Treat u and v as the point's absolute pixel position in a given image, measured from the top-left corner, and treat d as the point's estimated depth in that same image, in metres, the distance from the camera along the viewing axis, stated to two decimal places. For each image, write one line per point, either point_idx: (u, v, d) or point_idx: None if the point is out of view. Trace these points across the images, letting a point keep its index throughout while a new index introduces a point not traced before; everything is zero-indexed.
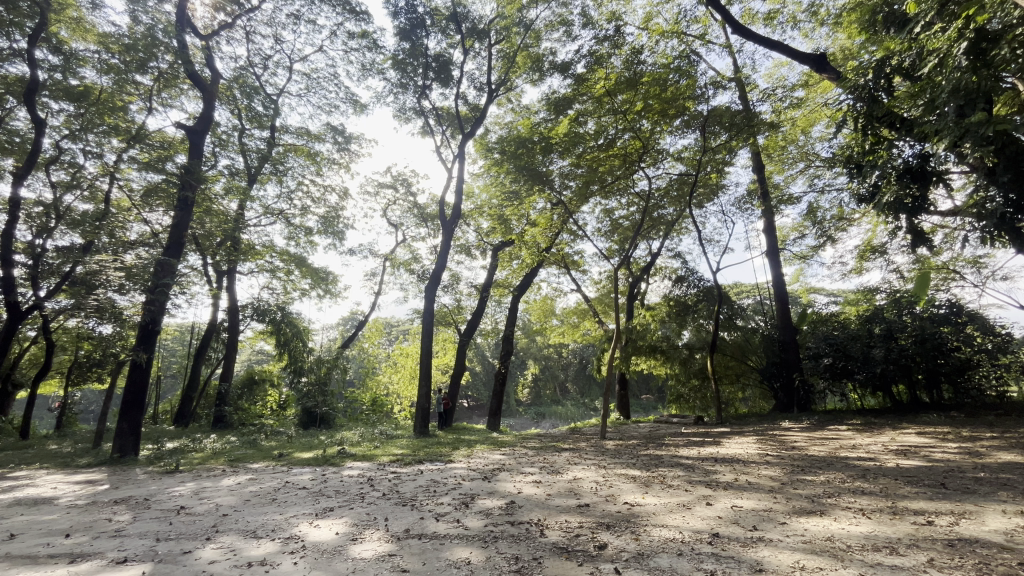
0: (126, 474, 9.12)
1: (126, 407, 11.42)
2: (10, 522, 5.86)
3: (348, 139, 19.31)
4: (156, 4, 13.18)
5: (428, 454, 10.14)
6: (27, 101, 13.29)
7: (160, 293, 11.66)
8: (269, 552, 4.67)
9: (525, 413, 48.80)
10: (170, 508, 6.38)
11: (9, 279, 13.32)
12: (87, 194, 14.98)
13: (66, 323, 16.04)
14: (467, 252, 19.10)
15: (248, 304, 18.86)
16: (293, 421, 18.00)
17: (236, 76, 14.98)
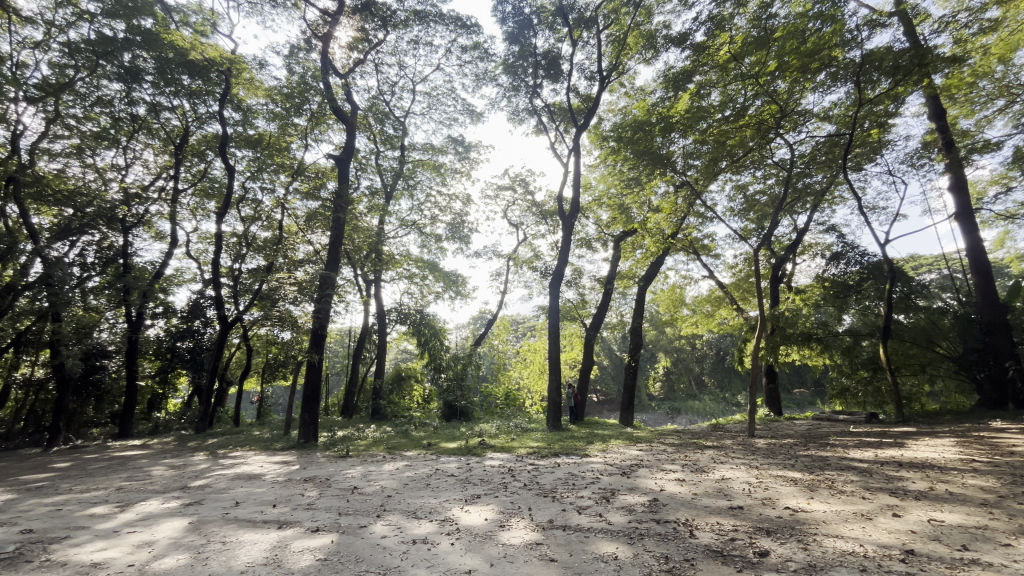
0: (310, 457, 10.78)
1: (305, 400, 13.43)
2: (235, 492, 7.30)
3: (467, 147, 20.36)
4: (305, 55, 15.30)
5: (563, 447, 10.26)
6: (220, 152, 16.37)
7: (325, 302, 13.53)
8: (429, 532, 5.11)
9: (659, 409, 46.81)
10: (346, 488, 7.38)
11: (219, 298, 16.56)
12: (266, 223, 17.96)
13: (258, 332, 19.39)
14: (588, 245, 18.89)
15: (393, 308, 20.95)
16: (437, 414, 19.56)
17: (370, 105, 16.75)
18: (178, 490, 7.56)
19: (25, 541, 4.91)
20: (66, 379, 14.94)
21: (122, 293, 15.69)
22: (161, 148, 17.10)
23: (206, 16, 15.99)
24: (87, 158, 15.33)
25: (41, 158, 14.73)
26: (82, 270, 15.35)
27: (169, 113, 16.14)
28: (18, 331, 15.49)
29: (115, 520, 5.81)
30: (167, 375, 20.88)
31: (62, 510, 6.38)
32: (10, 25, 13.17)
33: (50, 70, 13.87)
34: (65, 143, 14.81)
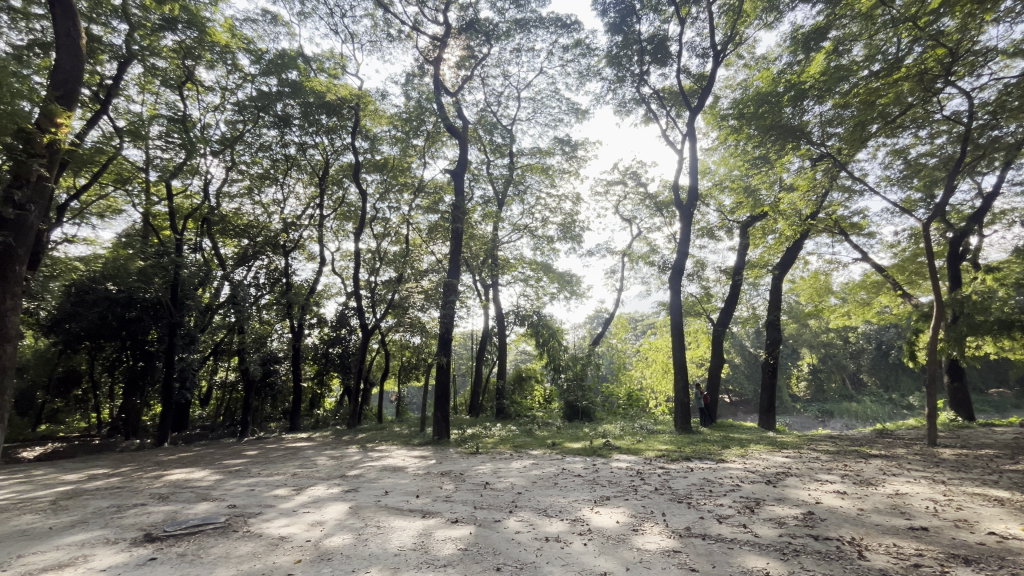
0: (445, 453, 11.55)
1: (437, 400, 14.42)
2: (383, 482, 8.12)
3: (574, 146, 20.25)
4: (420, 80, 16.55)
5: (695, 451, 9.63)
6: (355, 179, 18.40)
7: (449, 307, 14.42)
8: (561, 530, 5.15)
9: (805, 411, 41.70)
10: (479, 483, 7.77)
11: (360, 309, 18.57)
12: (395, 238, 19.73)
13: (393, 337, 21.33)
14: (711, 235, 17.56)
15: (511, 311, 21.60)
16: (560, 414, 19.68)
17: (479, 118, 17.48)
18: (338, 478, 8.62)
19: (231, 514, 5.98)
20: (250, 381, 17.92)
21: (286, 308, 18.39)
22: (309, 181, 19.73)
23: (337, 60, 18.11)
24: (256, 195, 18.31)
25: (224, 200, 17.94)
26: (256, 290, 18.26)
27: (313, 150, 18.55)
28: (215, 342, 18.94)
29: (293, 501, 6.82)
30: (323, 377, 23.98)
31: (254, 490, 7.66)
32: (199, 95, 16.26)
33: (226, 126, 16.82)
34: (240, 185, 17.83)
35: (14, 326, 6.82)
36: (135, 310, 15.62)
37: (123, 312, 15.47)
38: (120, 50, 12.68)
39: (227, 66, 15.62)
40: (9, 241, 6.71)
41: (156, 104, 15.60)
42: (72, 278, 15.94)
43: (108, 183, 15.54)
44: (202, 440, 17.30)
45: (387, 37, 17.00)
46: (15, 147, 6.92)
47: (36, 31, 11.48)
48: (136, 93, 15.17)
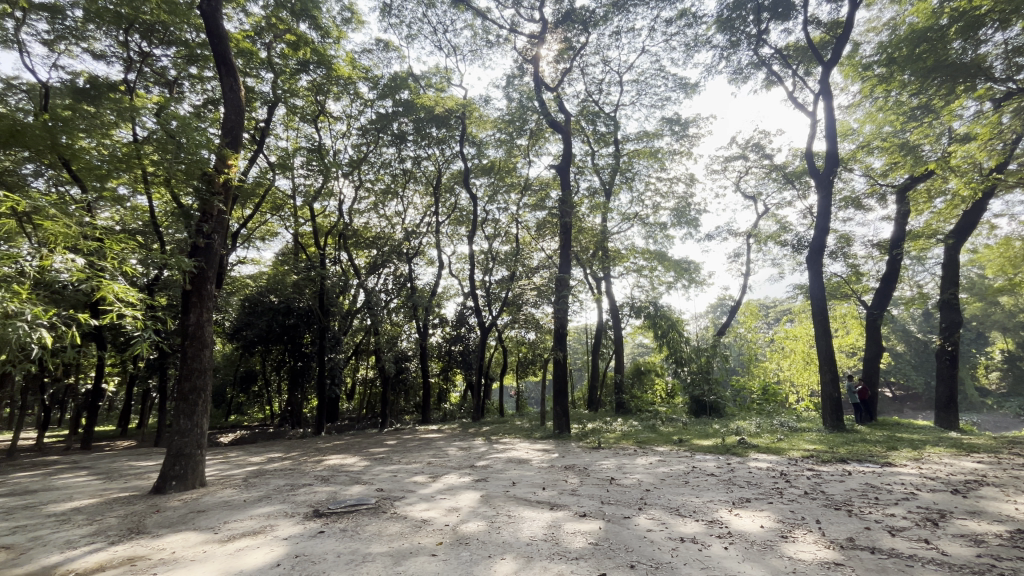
0: (567, 447, 11.59)
1: (556, 394, 14.52)
2: (510, 473, 8.41)
3: (685, 124, 18.98)
4: (521, 81, 16.81)
5: (853, 452, 8.45)
6: (465, 185, 19.31)
7: (562, 302, 14.45)
8: (697, 532, 4.86)
9: (1000, 408, 34.22)
10: (605, 478, 7.66)
11: (477, 308, 19.42)
12: (505, 238, 20.31)
13: (509, 334, 21.96)
14: (858, 204, 15.24)
15: (625, 303, 20.96)
16: (685, 409, 18.65)
17: (581, 109, 17.22)
18: (468, 468, 9.13)
19: (380, 497, 6.64)
20: (386, 378, 19.78)
21: (412, 310, 19.98)
22: (425, 191, 21.16)
23: (443, 75, 19.18)
24: (381, 209, 20.18)
25: (355, 216, 20.03)
26: (387, 295, 20.09)
27: (427, 162, 19.83)
28: (356, 344, 21.29)
29: (431, 487, 7.38)
30: (448, 373, 25.57)
31: (397, 476, 8.45)
32: (330, 125, 18.34)
33: (353, 150, 18.74)
34: (367, 202, 19.79)
35: (210, 333, 8.31)
36: (293, 317, 18.22)
37: (284, 319, 18.14)
38: (269, 96, 14.78)
39: (350, 95, 17.38)
40: (201, 265, 8.21)
41: (297, 138, 17.94)
42: (245, 292, 19.00)
43: (267, 211, 18.27)
44: (351, 430, 19.57)
45: (486, 43, 17.55)
46: (201, 188, 8.47)
47: (208, 90, 13.88)
48: (282, 131, 17.57)
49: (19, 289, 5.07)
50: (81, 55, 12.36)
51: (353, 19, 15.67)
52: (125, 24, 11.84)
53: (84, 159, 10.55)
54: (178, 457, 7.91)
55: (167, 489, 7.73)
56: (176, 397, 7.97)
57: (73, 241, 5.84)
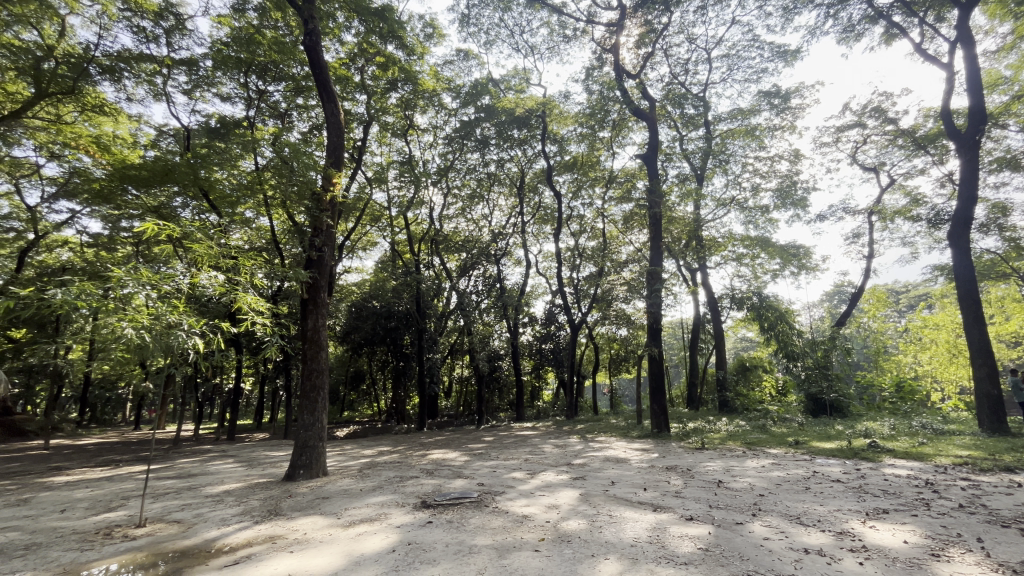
0: (668, 447, 11.09)
1: (653, 391, 13.94)
2: (609, 472, 8.25)
3: (786, 96, 17.31)
4: (600, 72, 16.44)
5: (1023, 461, 7.10)
6: (549, 183, 19.31)
7: (655, 296, 13.84)
8: (823, 543, 4.39)
9: None
10: (712, 481, 7.21)
11: (567, 305, 19.30)
12: (591, 233, 19.97)
13: (600, 331, 21.52)
14: (1016, 165, 12.80)
15: (725, 295, 19.58)
16: (800, 409, 16.95)
17: (666, 93, 16.43)
18: (565, 465, 9.11)
19: (482, 491, 6.87)
20: (480, 376, 20.39)
21: (502, 309, 20.40)
22: (509, 193, 21.49)
23: (522, 76, 19.34)
24: (468, 213, 20.86)
25: (445, 222, 20.91)
26: (477, 296, 20.71)
27: (510, 164, 20.12)
28: (451, 344, 22.22)
29: (530, 483, 7.47)
30: (540, 371, 25.70)
31: (497, 471, 8.68)
32: (419, 137, 19.38)
33: (440, 159, 19.59)
34: (456, 207, 20.58)
35: (325, 337, 9.15)
36: (394, 320, 19.38)
37: (386, 323, 19.33)
38: (364, 116, 15.97)
39: (436, 107, 18.21)
40: (315, 275, 9.07)
41: (390, 152, 19.16)
42: (352, 298, 20.69)
43: (367, 223, 19.75)
44: (450, 426, 20.48)
45: (563, 39, 17.39)
46: (311, 206, 9.37)
47: (313, 117, 15.31)
48: (377, 147, 18.86)
49: (175, 301, 6.04)
50: (211, 99, 14.27)
51: (434, 34, 16.37)
52: (244, 67, 13.46)
53: (218, 188, 12.16)
54: (305, 448, 8.83)
55: (297, 477, 8.67)
56: (300, 395, 8.89)
57: (214, 259, 6.83)
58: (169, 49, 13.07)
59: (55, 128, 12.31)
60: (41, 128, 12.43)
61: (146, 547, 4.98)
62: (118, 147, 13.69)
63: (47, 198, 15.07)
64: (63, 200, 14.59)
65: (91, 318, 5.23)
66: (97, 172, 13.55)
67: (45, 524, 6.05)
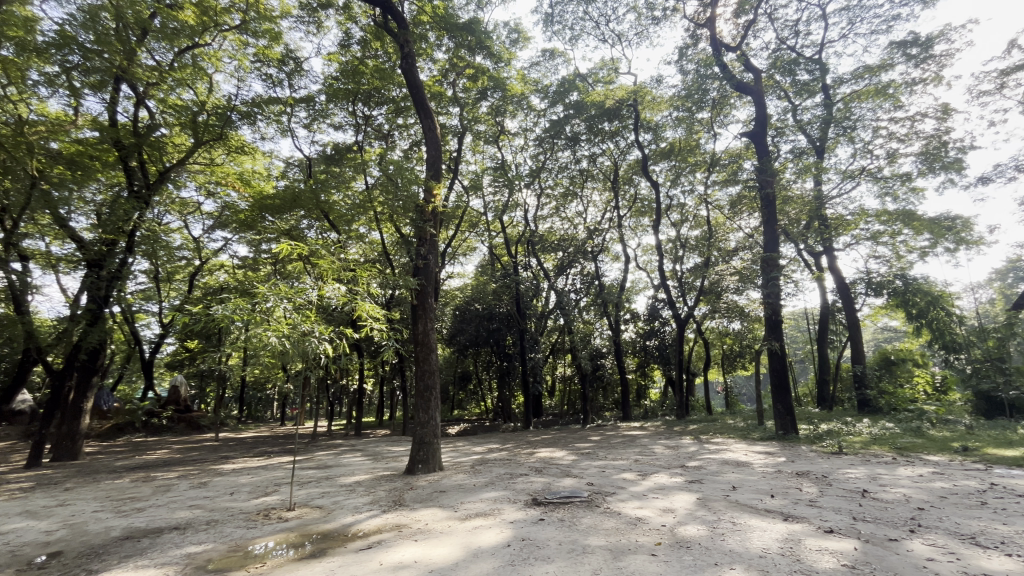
0: (797, 451, 10.03)
1: (775, 389, 12.74)
2: (728, 476, 7.68)
3: (928, 43, 14.78)
4: (695, 49, 15.45)
5: None
6: (645, 174, 18.56)
7: (773, 285, 12.67)
8: (1011, 571, 3.65)
9: None
10: (854, 490, 6.37)
11: (671, 300, 18.38)
12: (694, 221, 18.84)
13: (709, 325, 20.17)
14: None
15: (858, 279, 17.26)
16: (969, 409, 14.20)
17: (773, 61, 14.95)
18: (679, 467, 8.66)
19: (592, 491, 6.79)
20: (583, 375, 20.24)
21: (603, 306, 20.00)
22: (603, 187, 21.06)
23: (610, 66, 18.83)
24: (563, 211, 20.81)
25: (540, 222, 21.09)
26: (576, 294, 20.54)
27: (602, 158, 19.70)
28: (552, 343, 22.31)
29: (641, 485, 7.22)
30: (645, 369, 24.77)
31: (606, 471, 8.52)
32: (510, 142, 19.78)
33: (532, 161, 19.79)
34: (549, 207, 20.66)
35: (434, 340, 9.69)
36: (496, 321, 19.97)
37: (489, 324, 20.03)
38: (458, 127, 16.70)
39: (525, 110, 18.45)
40: (422, 282, 9.63)
41: (484, 159, 19.80)
42: (456, 302, 21.73)
43: (466, 229, 20.60)
44: (556, 424, 20.57)
45: (652, 21, 16.64)
46: (416, 218, 9.99)
47: (412, 134, 16.35)
48: (471, 155, 19.60)
49: (308, 312, 6.82)
50: (327, 129, 15.90)
51: (520, 38, 16.60)
52: (352, 96, 14.81)
53: (337, 209, 13.52)
54: (422, 444, 9.43)
55: (417, 471, 9.30)
56: (416, 395, 9.50)
57: (337, 273, 7.58)
58: (291, 89, 14.82)
59: (209, 169, 14.60)
60: (200, 171, 14.81)
61: (297, 528, 5.67)
62: (256, 181, 15.85)
63: (207, 229, 17.92)
64: (218, 231, 17.24)
65: (245, 329, 6.09)
66: (243, 204, 15.82)
67: (220, 504, 7.18)
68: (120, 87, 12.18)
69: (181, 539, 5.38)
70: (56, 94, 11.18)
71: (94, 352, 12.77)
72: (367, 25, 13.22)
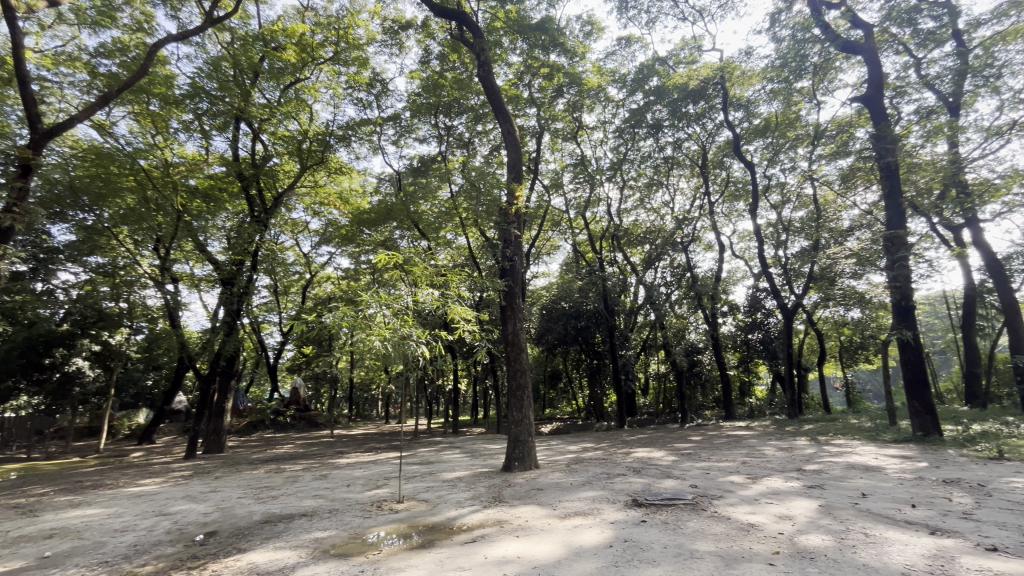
0: (943, 455, 8.72)
1: (909, 384, 11.20)
2: (856, 482, 6.88)
3: None
4: (789, 13, 14.09)
5: None
6: (737, 155, 17.27)
7: (901, 267, 11.17)
8: None
9: None
10: (1023, 502, 5.38)
11: (774, 288, 16.92)
12: (798, 202, 17.20)
13: (822, 314, 18.26)
14: None
15: (1013, 254, 14.62)
16: None
17: (887, 12, 13.16)
18: (795, 471, 7.92)
19: (697, 494, 6.44)
20: (679, 372, 19.32)
21: (697, 299, 18.93)
22: (691, 173, 19.95)
23: (692, 45, 17.77)
24: (648, 202, 20.04)
25: (624, 215, 20.51)
26: (666, 288, 19.66)
27: (688, 142, 18.68)
28: (644, 339, 21.57)
29: (752, 489, 6.71)
30: (749, 365, 23.03)
31: (710, 473, 8.04)
32: (589, 136, 19.46)
33: (613, 153, 19.31)
34: (633, 199, 20.01)
35: (524, 340, 9.80)
36: (584, 319, 19.77)
37: (576, 322, 19.88)
38: (536, 127, 16.79)
39: (603, 102, 18.05)
40: (510, 283, 9.79)
41: (563, 157, 19.70)
42: (542, 302, 21.86)
43: (549, 228, 20.63)
44: (652, 424, 19.80)
45: None
46: (500, 221, 10.18)
47: (492, 139, 16.74)
48: (551, 154, 19.58)
49: (406, 316, 7.22)
50: (413, 143, 16.81)
51: (594, 30, 16.28)
52: (434, 109, 15.50)
53: (426, 218, 14.24)
54: (517, 442, 9.60)
55: (513, 468, 9.48)
56: (509, 394, 9.67)
57: (429, 278, 7.96)
58: (380, 110, 15.87)
59: (314, 191, 16.13)
60: (307, 194, 16.40)
61: (406, 520, 6.05)
62: (353, 198, 17.21)
63: (314, 245, 19.82)
64: (324, 246, 18.97)
65: (351, 335, 6.60)
66: (343, 221, 17.26)
67: (339, 495, 7.89)
68: (240, 125, 13.87)
69: (310, 525, 6.00)
70: (192, 137, 13.06)
71: (231, 358, 14.60)
72: (444, 39, 13.74)
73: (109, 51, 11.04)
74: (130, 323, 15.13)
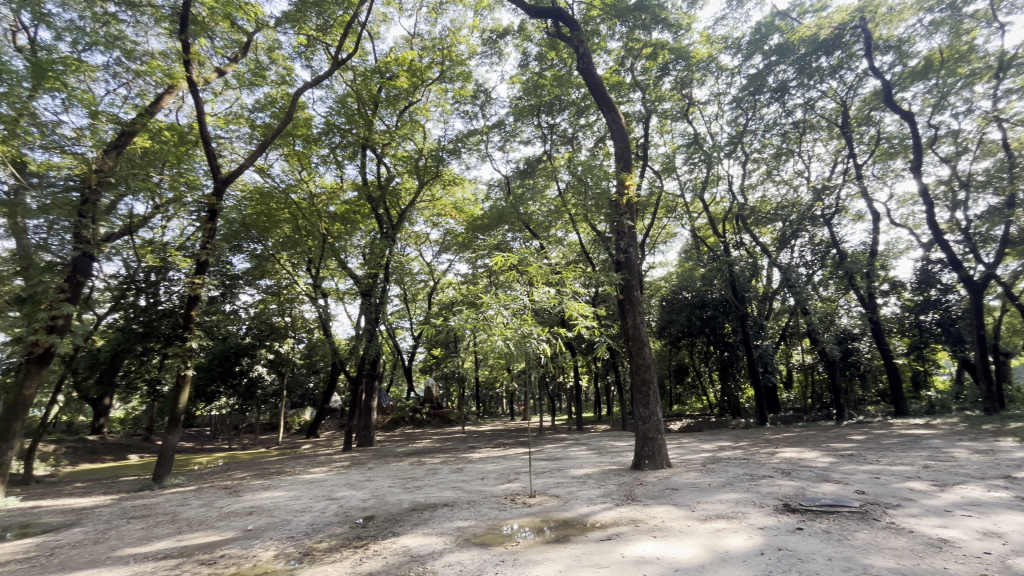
0: None
1: None
2: None
3: None
4: None
5: None
6: (888, 106, 14.71)
7: None
8: None
9: None
10: None
11: (953, 258, 14.08)
12: (980, 150, 14.11)
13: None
14: None
15: None
16: None
17: None
18: (1002, 479, 6.47)
19: (866, 501, 5.59)
20: (830, 362, 17.04)
21: (847, 278, 16.51)
22: (829, 135, 17.47)
23: None
24: (777, 174, 17.98)
25: (749, 192, 18.67)
26: (807, 269, 17.46)
27: (823, 101, 16.40)
28: (782, 327, 19.44)
29: (942, 499, 5.62)
30: (923, 352, 19.43)
31: (882, 478, 6.92)
32: (701, 112, 18.08)
33: (730, 127, 17.71)
34: (758, 173, 18.12)
35: (646, 334, 9.39)
36: (709, 309, 18.49)
37: (701, 313, 18.64)
38: (642, 112, 16.05)
39: (715, 73, 16.65)
40: (626, 276, 9.45)
41: (674, 138, 18.58)
42: (662, 293, 20.86)
43: (664, 216, 19.60)
44: (799, 421, 17.75)
45: None
46: (611, 213, 9.89)
47: (597, 131, 16.40)
48: (660, 138, 18.56)
49: (524, 315, 7.36)
50: (518, 146, 17.15)
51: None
52: (536, 109, 15.64)
53: (536, 218, 14.43)
54: (646, 439, 9.24)
55: (644, 466, 9.15)
56: (634, 390, 9.34)
57: (544, 277, 8.02)
58: (485, 119, 16.48)
59: (432, 204, 17.31)
60: (426, 207, 17.64)
61: (539, 514, 6.18)
62: (467, 206, 18.07)
63: (435, 254, 21.26)
64: (444, 254, 20.24)
65: (475, 336, 6.90)
66: (460, 229, 18.25)
67: (474, 488, 8.34)
68: (366, 153, 15.40)
69: (451, 514, 6.44)
70: (329, 168, 14.88)
71: (374, 361, 16.23)
72: (542, 39, 13.78)
73: (263, 105, 13.09)
74: (294, 335, 17.70)
